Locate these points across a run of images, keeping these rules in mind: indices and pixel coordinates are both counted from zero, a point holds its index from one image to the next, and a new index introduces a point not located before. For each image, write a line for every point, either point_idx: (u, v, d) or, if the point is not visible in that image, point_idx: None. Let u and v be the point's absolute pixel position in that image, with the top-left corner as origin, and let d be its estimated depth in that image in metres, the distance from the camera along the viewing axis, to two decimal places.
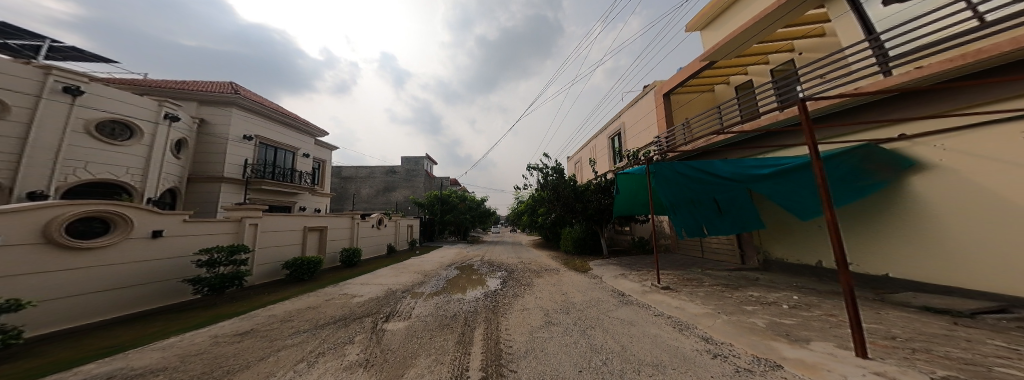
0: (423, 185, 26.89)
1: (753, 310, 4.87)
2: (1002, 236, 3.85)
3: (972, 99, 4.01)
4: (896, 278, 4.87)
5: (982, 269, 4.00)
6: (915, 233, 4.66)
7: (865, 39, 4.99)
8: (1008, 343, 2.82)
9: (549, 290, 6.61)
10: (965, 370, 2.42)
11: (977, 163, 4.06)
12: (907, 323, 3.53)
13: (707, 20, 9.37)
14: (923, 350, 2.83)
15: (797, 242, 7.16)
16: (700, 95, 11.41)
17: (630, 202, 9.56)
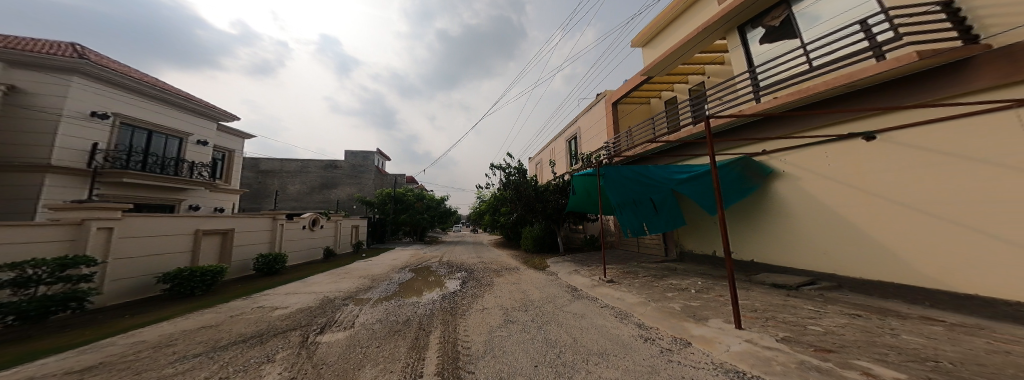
0: (371, 182, 24.56)
1: (672, 296, 5.64)
2: (814, 229, 5.18)
3: (802, 126, 5.28)
4: (759, 263, 6.17)
5: (804, 253, 5.33)
6: (770, 227, 5.97)
7: (745, 71, 6.16)
8: (815, 306, 3.81)
9: (505, 289, 6.64)
10: (792, 331, 3.16)
11: (804, 174, 5.36)
12: (763, 297, 4.51)
13: (646, 39, 10.57)
14: (771, 318, 3.63)
15: (703, 237, 8.46)
16: (639, 106, 12.70)
17: (580, 201, 10.17)
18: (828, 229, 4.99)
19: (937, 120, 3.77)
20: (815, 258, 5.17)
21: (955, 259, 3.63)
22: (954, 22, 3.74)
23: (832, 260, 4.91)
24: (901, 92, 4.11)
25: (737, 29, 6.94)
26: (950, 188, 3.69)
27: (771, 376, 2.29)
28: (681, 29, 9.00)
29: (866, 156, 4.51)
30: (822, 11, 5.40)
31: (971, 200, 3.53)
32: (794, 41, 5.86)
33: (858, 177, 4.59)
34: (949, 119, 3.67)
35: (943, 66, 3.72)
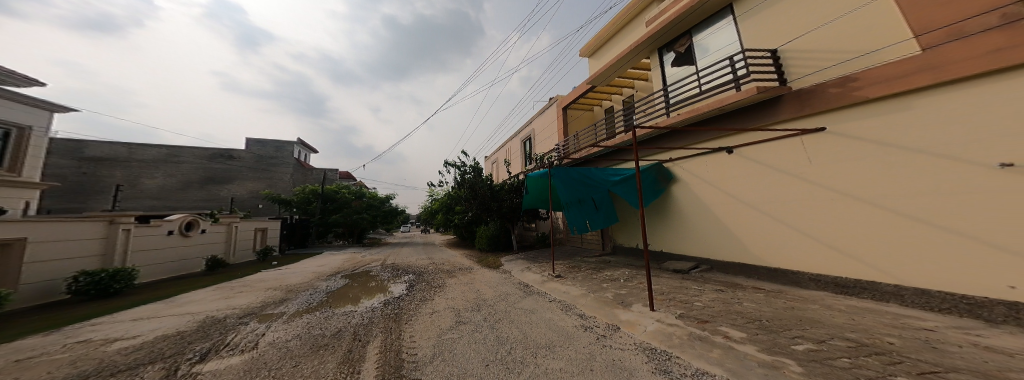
0: (285, 177, 21.37)
1: (606, 286, 6.17)
2: (695, 223, 6.37)
3: (692, 139, 6.36)
4: (664, 252, 7.21)
5: (689, 241, 6.53)
6: (668, 223, 7.04)
7: (660, 90, 7.14)
8: (703, 286, 4.62)
9: (452, 289, 6.33)
10: (688, 307, 3.76)
11: (691, 179, 6.47)
12: (670, 281, 5.29)
13: (591, 50, 11.44)
14: (673, 299, 4.28)
15: (632, 232, 9.49)
16: (584, 113, 13.30)
17: (533, 201, 10.46)
18: (704, 224, 6.17)
19: (766, 140, 5.00)
20: (696, 247, 6.36)
21: (774, 245, 4.92)
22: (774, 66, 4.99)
23: (706, 248, 6.12)
24: (749, 117, 5.30)
25: (657, 50, 7.69)
26: (772, 191, 4.96)
27: (673, 348, 2.67)
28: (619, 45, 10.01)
29: (728, 166, 5.69)
30: (709, 44, 6.35)
31: (783, 201, 4.79)
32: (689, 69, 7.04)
33: (722, 181, 5.80)
34: (774, 140, 4.93)
35: (775, 98, 4.89)
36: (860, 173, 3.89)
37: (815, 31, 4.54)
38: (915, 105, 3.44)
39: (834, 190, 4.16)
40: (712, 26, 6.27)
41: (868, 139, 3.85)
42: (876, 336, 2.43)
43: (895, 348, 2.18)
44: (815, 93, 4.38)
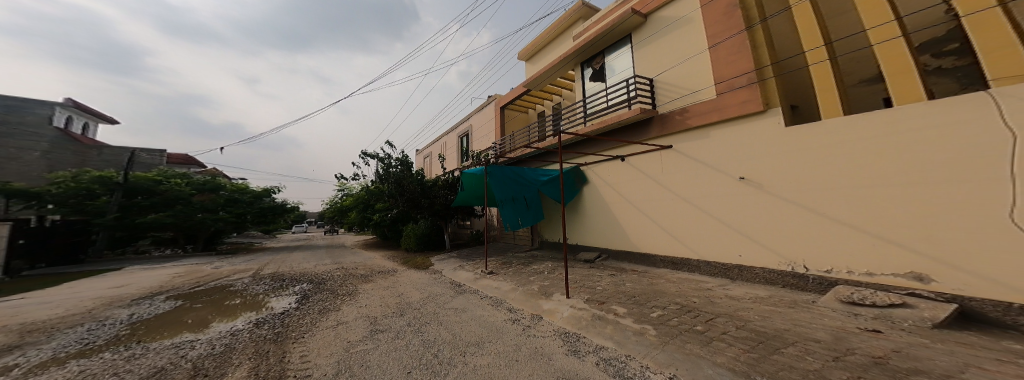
0: (57, 156, 13.52)
1: (534, 278, 6.52)
2: (597, 217, 7.35)
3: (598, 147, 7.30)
4: (575, 244, 8.05)
5: (592, 233, 7.52)
6: (579, 218, 7.94)
7: (580, 101, 7.95)
8: (610, 272, 5.36)
9: (359, 301, 5.25)
10: (597, 292, 4.30)
11: (597, 180, 7.40)
12: (584, 271, 5.95)
13: (528, 55, 11.96)
14: (586, 286, 4.83)
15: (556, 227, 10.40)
16: (519, 114, 13.75)
17: (466, 199, 10.16)
18: (596, 217, 7.40)
19: (640, 152, 6.21)
20: (590, 236, 7.61)
21: (635, 234, 6.36)
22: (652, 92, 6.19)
23: (596, 237, 7.41)
24: (636, 131, 6.38)
25: (580, 65, 8.49)
26: (647, 194, 6.10)
27: (581, 330, 3.00)
28: (552, 54, 10.75)
29: (621, 171, 6.69)
30: (616, 65, 7.28)
31: (642, 201, 6.19)
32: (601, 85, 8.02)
33: (617, 183, 6.81)
34: (648, 152, 6.09)
35: (649, 119, 6.08)
36: (697, 185, 5.17)
37: (678, 66, 5.73)
38: (713, 136, 4.98)
39: (682, 197, 5.41)
40: (618, 50, 7.20)
41: (696, 158, 5.22)
42: (688, 297, 3.40)
43: (702, 306, 3.05)
44: (672, 118, 5.63)
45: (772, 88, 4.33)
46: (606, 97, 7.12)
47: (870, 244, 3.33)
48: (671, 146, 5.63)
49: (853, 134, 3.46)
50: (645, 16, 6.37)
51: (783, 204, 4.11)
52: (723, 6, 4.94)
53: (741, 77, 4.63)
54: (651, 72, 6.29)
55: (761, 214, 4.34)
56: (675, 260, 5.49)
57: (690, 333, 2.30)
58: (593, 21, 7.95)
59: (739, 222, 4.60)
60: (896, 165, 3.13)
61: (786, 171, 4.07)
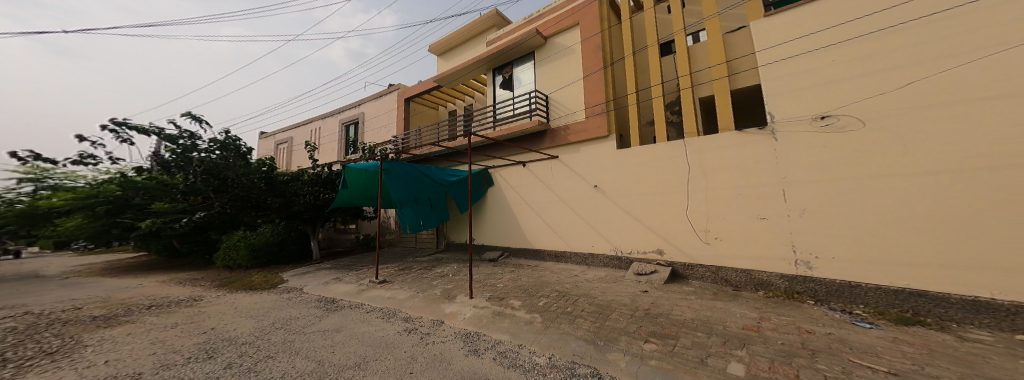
0: None
1: (436, 283, 6.26)
2: (496, 217, 7.87)
3: (503, 151, 7.69)
4: (480, 244, 8.19)
5: (490, 232, 8.03)
6: (480, 218, 8.25)
7: (490, 106, 8.19)
8: (511, 269, 5.74)
9: (76, 366, 2.43)
10: (497, 289, 4.54)
11: (499, 184, 7.89)
12: (488, 270, 6.19)
13: (441, 50, 11.54)
14: (489, 284, 5.03)
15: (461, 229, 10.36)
16: (429, 110, 13.01)
17: (351, 197, 8.44)
18: (494, 217, 7.94)
19: (536, 160, 6.96)
20: (487, 235, 8.09)
21: (522, 231, 7.23)
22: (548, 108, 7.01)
23: (492, 235, 7.96)
24: (533, 140, 7.02)
25: (490, 71, 8.76)
26: (532, 195, 7.05)
27: (481, 328, 3.09)
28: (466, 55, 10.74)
29: (516, 175, 7.46)
30: (522, 77, 7.94)
31: (528, 201, 7.12)
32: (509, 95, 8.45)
33: (512, 186, 7.57)
34: (542, 160, 6.87)
35: (543, 131, 6.80)
36: (565, 189, 6.36)
37: (564, 87, 6.73)
38: (583, 151, 6.11)
39: (555, 198, 6.55)
40: (524, 65, 7.87)
41: (568, 167, 6.35)
42: (563, 284, 4.05)
43: (572, 290, 3.69)
44: (560, 133, 6.53)
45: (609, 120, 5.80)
46: (513, 105, 7.62)
47: (646, 231, 5.09)
48: (557, 157, 6.54)
49: (640, 159, 5.22)
50: (545, 40, 7.21)
51: (612, 205, 5.55)
52: (594, 46, 6.20)
53: (596, 106, 5.99)
54: (548, 89, 7.11)
55: (599, 212, 5.73)
56: (557, 253, 6.43)
57: (563, 315, 2.74)
58: (504, 31, 8.42)
59: (587, 218, 5.93)
60: (663, 182, 4.92)
61: (615, 181, 5.54)
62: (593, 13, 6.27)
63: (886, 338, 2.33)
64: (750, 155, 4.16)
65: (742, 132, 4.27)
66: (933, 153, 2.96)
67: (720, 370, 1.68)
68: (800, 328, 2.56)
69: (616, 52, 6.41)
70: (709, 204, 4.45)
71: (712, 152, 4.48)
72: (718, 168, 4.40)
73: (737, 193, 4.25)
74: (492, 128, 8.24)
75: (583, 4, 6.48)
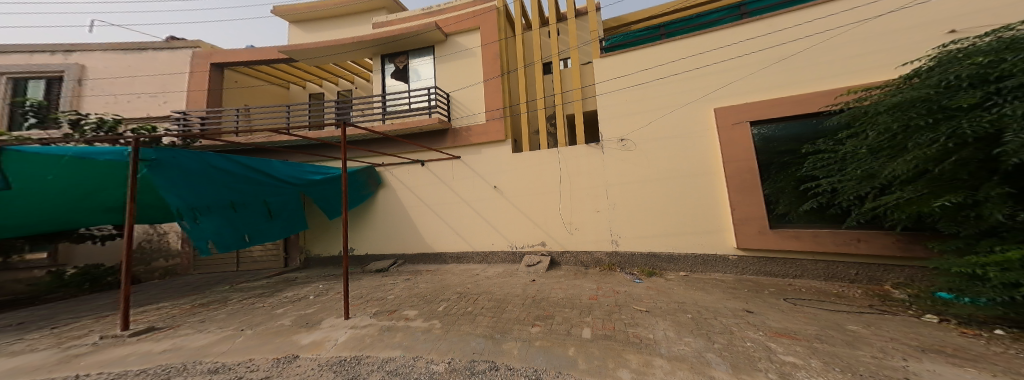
0: None
1: (279, 305, 4.43)
2: (380, 221, 7.01)
3: (397, 148, 6.84)
4: (367, 255, 6.97)
5: (369, 241, 7.03)
6: (356, 224, 7.13)
7: (378, 95, 7.08)
8: (397, 280, 5.06)
9: None
10: (380, 308, 3.77)
11: (388, 183, 7.02)
12: (363, 286, 5.10)
13: (299, 16, 9.04)
14: (366, 304, 4.08)
15: (325, 240, 7.68)
16: (273, 88, 9.85)
17: (16, 211, 3.81)
18: (382, 222, 6.99)
19: (436, 159, 6.63)
20: (371, 243, 7.00)
21: (420, 234, 6.72)
22: (449, 106, 6.78)
23: (379, 243, 6.96)
24: (433, 138, 6.62)
25: (380, 57, 7.63)
26: (423, 195, 6.72)
27: (363, 351, 2.58)
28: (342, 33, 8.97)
29: (408, 173, 6.86)
30: (420, 70, 7.35)
31: (426, 203, 6.69)
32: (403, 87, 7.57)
33: (397, 186, 6.94)
34: (444, 160, 6.58)
35: (443, 129, 6.51)
36: (459, 191, 6.42)
37: (465, 88, 6.71)
38: (484, 152, 6.29)
39: (445, 201, 6.53)
40: (421, 57, 7.34)
41: (469, 167, 6.40)
42: (464, 284, 4.07)
43: (472, 289, 3.74)
44: (462, 133, 6.45)
45: (506, 127, 6.25)
46: (407, 98, 6.88)
47: (533, 226, 5.80)
48: (460, 157, 6.45)
49: (530, 163, 5.86)
50: (446, 36, 6.96)
51: (498, 206, 6.07)
52: (493, 53, 6.49)
53: (495, 111, 6.32)
54: (449, 87, 6.87)
55: (486, 214, 6.16)
56: (459, 255, 6.37)
57: (464, 316, 2.72)
58: (397, 16, 7.57)
59: (476, 220, 6.25)
60: (541, 186, 5.75)
61: (504, 185, 6.05)
62: (493, 20, 6.56)
63: (658, 289, 3.61)
64: (592, 164, 5.37)
65: (588, 145, 5.45)
66: (690, 158, 4.73)
67: (578, 337, 2.07)
68: (637, 292, 3.47)
69: (511, 63, 6.96)
70: (569, 204, 5.52)
71: (570, 162, 5.53)
72: (579, 175, 5.47)
73: (587, 192, 5.40)
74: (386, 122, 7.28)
75: (484, 9, 6.66)
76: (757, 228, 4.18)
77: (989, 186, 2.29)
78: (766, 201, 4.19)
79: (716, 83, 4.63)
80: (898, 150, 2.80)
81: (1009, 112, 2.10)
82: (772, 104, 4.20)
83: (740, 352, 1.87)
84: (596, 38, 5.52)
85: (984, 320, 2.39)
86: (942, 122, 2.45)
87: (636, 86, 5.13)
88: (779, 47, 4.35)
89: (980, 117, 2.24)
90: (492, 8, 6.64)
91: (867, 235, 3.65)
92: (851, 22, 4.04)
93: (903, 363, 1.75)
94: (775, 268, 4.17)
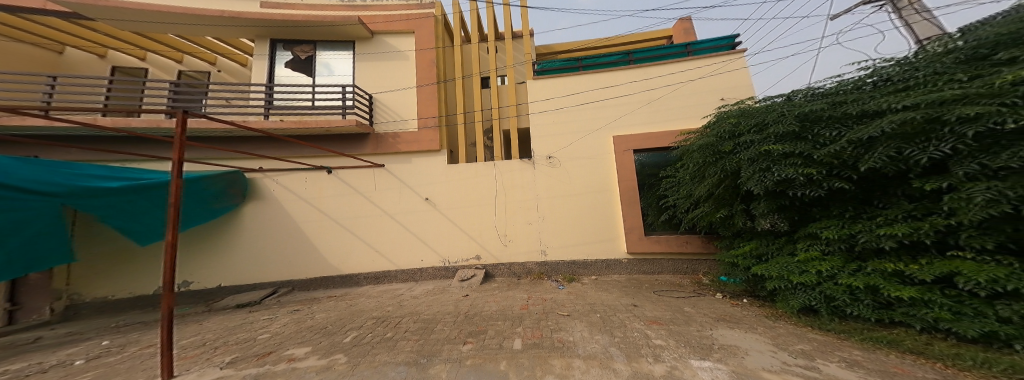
0: None
1: (38, 362, 2.67)
2: (256, 240, 5.51)
3: (284, 151, 5.59)
4: (224, 287, 5.39)
5: (236, 266, 5.44)
6: (218, 245, 5.44)
7: (263, 84, 5.68)
8: (271, 314, 3.85)
9: None
10: (234, 346, 2.59)
11: (275, 191, 5.61)
12: (217, 322, 3.66)
13: None
14: (207, 344, 2.72)
15: (123, 273, 5.23)
16: (19, 46, 6.04)
17: None
18: (258, 242, 5.51)
19: (349, 167, 5.72)
20: (243, 270, 5.45)
21: (323, 254, 5.60)
22: (369, 107, 6.03)
23: (257, 269, 5.48)
24: (344, 143, 5.77)
25: (268, 40, 6.26)
26: (324, 207, 5.66)
27: None
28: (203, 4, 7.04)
29: (305, 181, 5.68)
30: (333, 65, 6.39)
31: (331, 217, 5.65)
32: (306, 80, 6.38)
33: (286, 196, 5.62)
34: (360, 168, 5.76)
35: (362, 133, 5.73)
36: (371, 203, 5.71)
37: (393, 91, 6.18)
38: (414, 162, 5.85)
39: (350, 215, 5.67)
40: (335, 52, 6.44)
41: (393, 175, 5.80)
42: (384, 308, 3.55)
43: (393, 312, 3.30)
44: (386, 139, 5.85)
45: (440, 135, 5.97)
46: (310, 92, 5.77)
47: (467, 239, 5.63)
48: (383, 166, 5.80)
49: (462, 176, 5.75)
50: (372, 34, 6.37)
51: (414, 221, 5.68)
52: (428, 60, 6.26)
53: (427, 119, 6.01)
54: (372, 88, 6.19)
55: (401, 229, 5.67)
56: (377, 275, 5.55)
57: (380, 344, 2.33)
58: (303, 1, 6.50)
59: (388, 236, 5.66)
60: (466, 200, 5.70)
61: (426, 197, 5.73)
62: (429, 27, 6.38)
63: (576, 294, 4.01)
64: (517, 179, 5.68)
65: (522, 160, 5.77)
66: (603, 179, 5.55)
67: (509, 349, 2.07)
68: (556, 299, 3.70)
69: (448, 72, 6.84)
70: (494, 218, 5.64)
71: (496, 177, 5.71)
72: (502, 190, 5.68)
73: (521, 204, 5.65)
74: (272, 119, 5.95)
75: (419, 15, 6.43)
76: (638, 235, 5.23)
77: (738, 204, 3.52)
78: (641, 212, 5.30)
79: (617, 113, 5.68)
80: (698, 176, 3.89)
81: (743, 160, 3.19)
82: (650, 137, 5.41)
83: (631, 342, 2.23)
84: (529, 60, 6.06)
85: (739, 293, 3.78)
86: (718, 160, 3.51)
87: (554, 110, 5.85)
88: (648, 92, 5.61)
89: (732, 161, 3.31)
90: (430, 15, 6.49)
91: (689, 238, 5.08)
92: (692, 78, 5.49)
93: (717, 332, 2.45)
94: (647, 267, 5.24)
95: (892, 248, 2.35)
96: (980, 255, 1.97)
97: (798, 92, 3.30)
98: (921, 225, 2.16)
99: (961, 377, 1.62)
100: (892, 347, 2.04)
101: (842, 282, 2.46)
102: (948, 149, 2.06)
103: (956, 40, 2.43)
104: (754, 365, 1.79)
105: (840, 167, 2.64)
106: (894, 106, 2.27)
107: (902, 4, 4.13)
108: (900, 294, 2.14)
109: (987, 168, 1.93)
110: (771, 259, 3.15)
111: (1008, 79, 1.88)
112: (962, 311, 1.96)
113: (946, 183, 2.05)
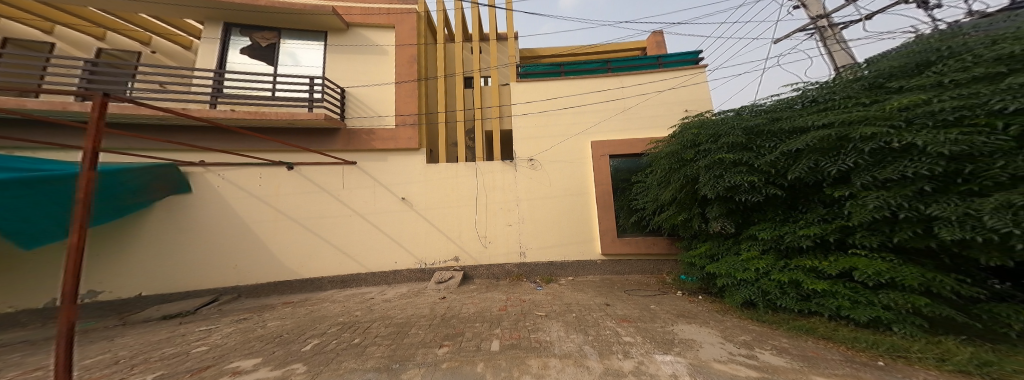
0: None
1: None
2: (194, 241, 4.84)
3: (235, 143, 5.04)
4: (146, 296, 4.63)
5: (166, 271, 4.72)
6: (143, 246, 4.69)
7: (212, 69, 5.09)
8: (208, 325, 3.36)
9: None
10: (159, 364, 2.22)
11: (220, 187, 4.99)
12: (138, 337, 3.11)
13: None
14: (125, 362, 2.31)
15: (8, 280, 4.27)
16: None
17: None
18: (196, 243, 4.84)
19: (316, 163, 5.31)
20: (174, 276, 4.74)
21: (277, 257, 5.06)
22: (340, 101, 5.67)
23: (193, 275, 4.79)
24: (309, 138, 5.35)
25: (222, 22, 5.67)
26: (281, 204, 5.15)
27: None
28: None
29: (258, 176, 5.14)
30: (298, 54, 5.96)
31: (290, 217, 5.16)
32: (266, 68, 5.86)
33: (234, 193, 5.03)
34: (327, 164, 5.36)
35: (331, 127, 5.36)
36: (338, 202, 5.32)
37: (369, 85, 5.90)
38: (389, 160, 5.59)
39: (312, 215, 5.21)
40: (303, 41, 6.02)
41: (364, 172, 5.48)
42: (350, 313, 3.30)
43: (361, 318, 3.07)
44: (359, 135, 5.53)
45: (420, 132, 5.81)
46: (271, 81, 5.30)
47: (445, 240, 5.47)
48: (354, 163, 5.46)
49: (439, 176, 5.62)
50: (347, 26, 6.08)
51: (384, 222, 5.38)
52: (408, 56, 6.10)
53: (405, 117, 5.80)
54: (344, 81, 5.85)
55: (370, 230, 5.33)
56: (342, 278, 5.14)
57: (346, 351, 2.14)
58: None
59: (354, 237, 5.28)
60: (441, 201, 5.55)
61: (399, 197, 5.48)
62: (410, 24, 6.26)
63: (553, 294, 4.07)
64: (494, 181, 5.68)
65: (502, 162, 5.79)
66: (578, 183, 5.77)
67: (487, 351, 2.03)
68: (533, 300, 3.71)
69: (429, 70, 6.70)
70: (471, 220, 5.55)
71: (472, 179, 5.66)
72: (479, 192, 5.63)
73: (499, 206, 5.63)
74: (221, 108, 5.34)
75: (400, 10, 6.27)
76: (611, 237, 5.48)
77: (695, 208, 3.85)
78: (613, 215, 5.58)
79: (593, 120, 5.99)
80: (663, 181, 4.19)
81: (700, 167, 3.51)
82: (623, 144, 5.76)
83: (603, 340, 2.31)
84: (512, 64, 6.18)
85: (697, 290, 4.11)
86: (681, 167, 3.83)
87: (535, 114, 6.01)
88: (622, 101, 6.00)
89: (690, 168, 3.64)
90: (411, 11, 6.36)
91: (656, 240, 5.43)
92: (662, 91, 5.97)
93: (677, 327, 2.63)
94: (618, 268, 5.49)
95: (810, 247, 2.73)
96: (871, 253, 2.38)
97: (746, 108, 3.72)
98: (831, 227, 2.57)
99: (857, 356, 1.93)
100: (810, 334, 2.35)
101: (774, 277, 2.80)
102: (851, 162, 2.49)
103: (863, 70, 2.98)
104: (707, 357, 1.95)
105: (775, 177, 3.03)
106: (816, 124, 2.70)
107: (828, 33, 4.91)
108: (816, 286, 2.50)
109: (876, 179, 2.36)
110: (721, 258, 3.48)
111: (895, 105, 2.33)
112: (859, 299, 2.34)
113: (849, 191, 2.47)
